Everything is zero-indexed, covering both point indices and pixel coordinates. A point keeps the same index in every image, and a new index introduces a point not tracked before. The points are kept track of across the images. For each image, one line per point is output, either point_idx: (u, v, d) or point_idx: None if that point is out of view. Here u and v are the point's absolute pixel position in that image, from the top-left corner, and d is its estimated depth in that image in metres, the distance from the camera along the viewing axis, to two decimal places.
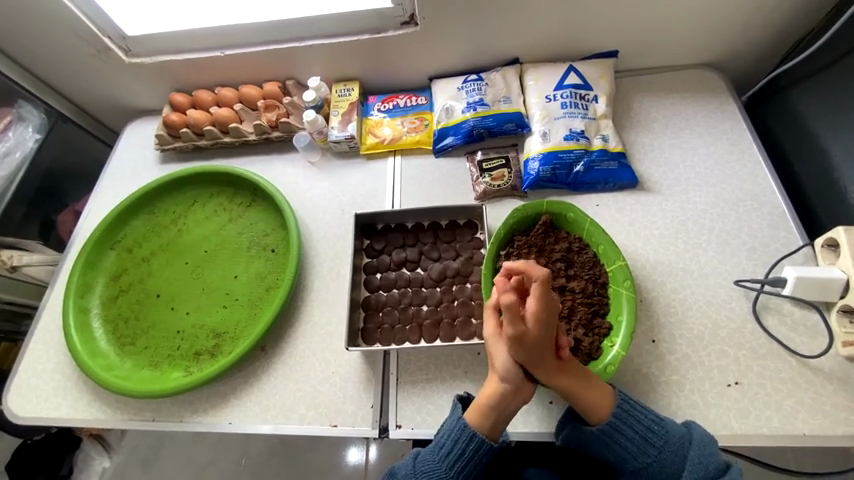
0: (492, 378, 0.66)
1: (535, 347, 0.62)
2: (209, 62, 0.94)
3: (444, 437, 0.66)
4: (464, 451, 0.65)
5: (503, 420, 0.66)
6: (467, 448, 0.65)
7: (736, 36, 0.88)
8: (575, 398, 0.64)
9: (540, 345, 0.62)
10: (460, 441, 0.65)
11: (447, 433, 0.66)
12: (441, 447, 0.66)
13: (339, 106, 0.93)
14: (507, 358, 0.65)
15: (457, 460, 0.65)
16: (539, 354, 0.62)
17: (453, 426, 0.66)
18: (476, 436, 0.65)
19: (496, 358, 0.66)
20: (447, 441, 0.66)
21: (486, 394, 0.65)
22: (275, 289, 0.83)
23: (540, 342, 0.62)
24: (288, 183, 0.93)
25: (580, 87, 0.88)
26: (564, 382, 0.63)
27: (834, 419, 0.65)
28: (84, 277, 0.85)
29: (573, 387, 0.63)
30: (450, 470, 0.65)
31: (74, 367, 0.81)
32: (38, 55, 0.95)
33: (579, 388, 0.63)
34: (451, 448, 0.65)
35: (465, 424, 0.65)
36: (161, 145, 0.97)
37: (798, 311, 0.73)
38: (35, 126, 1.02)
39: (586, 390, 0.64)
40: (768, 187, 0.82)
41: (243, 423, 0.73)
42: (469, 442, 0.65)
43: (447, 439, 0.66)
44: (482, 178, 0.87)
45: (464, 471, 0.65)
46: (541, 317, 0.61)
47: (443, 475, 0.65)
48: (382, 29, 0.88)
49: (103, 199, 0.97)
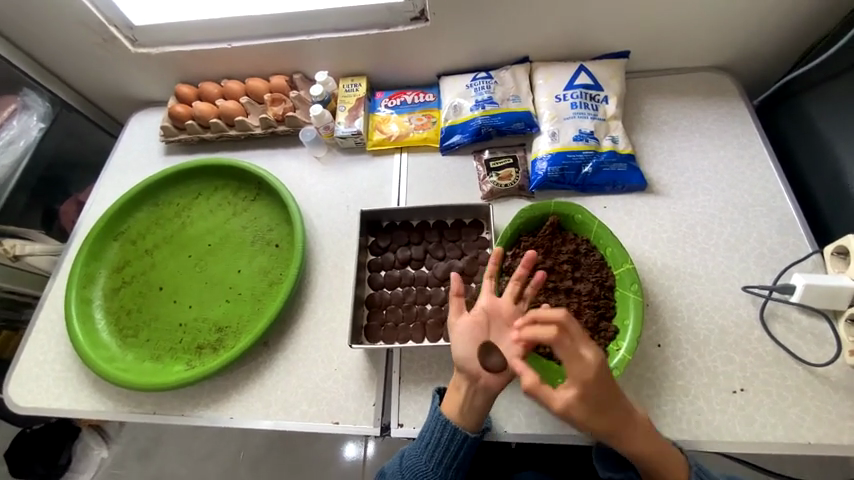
0: (459, 373, 0.64)
1: (595, 412, 0.57)
2: (216, 54, 0.93)
3: (424, 429, 0.66)
4: (439, 441, 0.65)
5: (473, 412, 0.64)
6: (444, 437, 0.65)
7: (750, 39, 0.87)
8: (641, 462, 0.59)
9: (597, 407, 0.56)
10: (436, 431, 0.65)
11: (427, 425, 0.66)
12: (421, 439, 0.67)
13: (346, 102, 0.92)
14: (464, 346, 0.63)
15: (437, 450, 0.65)
16: (597, 416, 0.57)
17: (432, 418, 0.66)
18: (450, 426, 0.64)
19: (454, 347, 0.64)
20: (427, 433, 0.66)
21: (453, 385, 0.65)
22: (279, 285, 0.82)
23: (591, 406, 0.56)
24: (293, 178, 0.92)
25: (591, 88, 0.87)
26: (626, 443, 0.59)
27: (839, 429, 0.65)
28: (88, 267, 0.85)
29: (634, 450, 0.59)
30: (431, 461, 0.66)
31: (75, 358, 0.81)
32: (44, 44, 0.94)
33: (642, 453, 0.59)
34: (431, 440, 0.66)
35: (440, 414, 0.66)
36: (166, 136, 0.96)
37: (806, 319, 0.72)
38: (39, 115, 1.01)
39: (647, 459, 0.59)
40: (778, 192, 0.81)
41: (244, 419, 0.73)
42: (444, 431, 0.65)
43: (427, 431, 0.66)
44: (489, 177, 0.86)
45: (444, 463, 0.66)
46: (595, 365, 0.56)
47: (424, 468, 0.66)
48: (392, 25, 0.87)
49: (108, 190, 0.96)
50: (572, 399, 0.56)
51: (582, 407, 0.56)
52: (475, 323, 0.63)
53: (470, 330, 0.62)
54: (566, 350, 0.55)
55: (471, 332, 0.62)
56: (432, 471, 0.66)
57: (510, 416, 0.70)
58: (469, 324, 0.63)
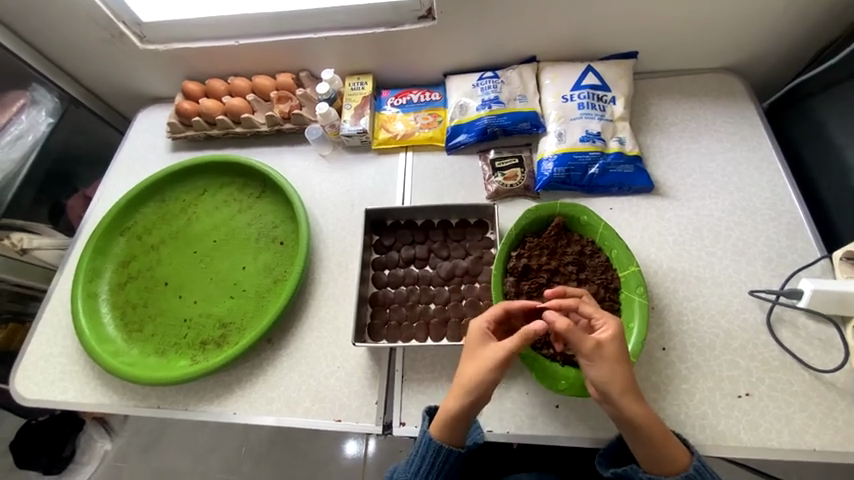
0: (463, 397, 0.61)
1: (618, 364, 0.59)
2: (223, 51, 0.93)
3: (415, 454, 0.65)
4: (433, 465, 0.64)
5: (462, 434, 0.63)
6: (435, 461, 0.64)
7: (761, 40, 0.86)
8: (652, 430, 0.58)
9: (620, 358, 0.59)
10: (428, 458, 0.64)
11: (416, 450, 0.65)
12: (412, 463, 0.65)
13: (352, 100, 0.92)
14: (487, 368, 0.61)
15: (429, 473, 0.64)
16: (620, 369, 0.58)
17: (423, 443, 0.64)
18: (443, 449, 0.63)
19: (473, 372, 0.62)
20: (417, 458, 0.65)
21: (447, 409, 0.62)
22: (283, 283, 0.82)
23: (615, 353, 0.59)
24: (299, 176, 0.93)
25: (598, 88, 0.86)
26: (640, 404, 0.58)
27: (845, 435, 0.64)
28: (94, 262, 0.85)
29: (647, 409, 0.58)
30: None
31: (81, 351, 0.82)
32: (53, 40, 0.94)
33: (653, 417, 0.58)
34: (422, 465, 0.64)
35: (430, 439, 0.64)
36: (173, 132, 0.97)
37: (813, 325, 0.72)
38: (48, 110, 1.02)
39: (656, 427, 0.58)
40: (787, 196, 0.80)
41: (248, 415, 0.73)
42: (436, 457, 0.63)
43: (417, 456, 0.65)
44: (494, 177, 0.85)
45: None
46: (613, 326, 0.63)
47: None
48: (399, 23, 0.87)
49: (115, 185, 0.97)
50: (601, 342, 0.59)
51: (608, 351, 0.59)
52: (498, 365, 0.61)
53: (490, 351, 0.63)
54: (591, 307, 0.63)
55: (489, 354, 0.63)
56: None
57: (512, 418, 0.70)
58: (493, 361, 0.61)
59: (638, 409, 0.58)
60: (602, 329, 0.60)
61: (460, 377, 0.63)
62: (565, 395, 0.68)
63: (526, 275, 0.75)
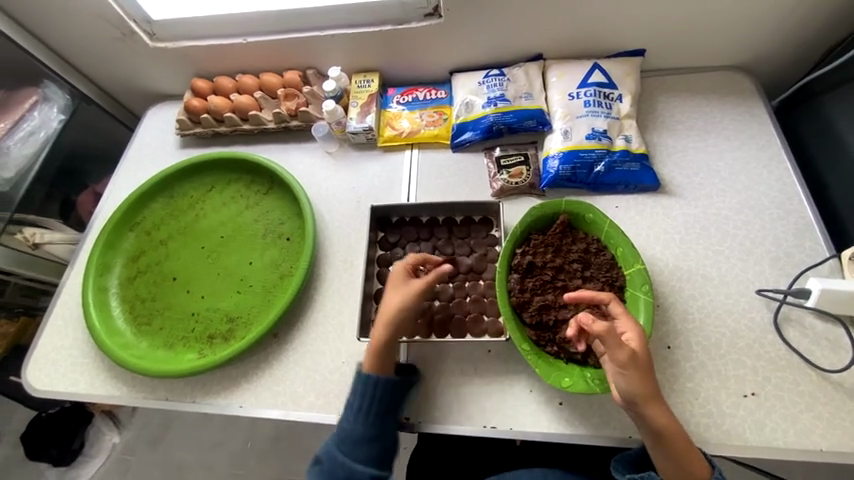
0: (388, 323, 0.68)
1: (647, 373, 0.58)
2: (231, 48, 0.94)
3: (354, 394, 0.68)
4: (372, 400, 0.67)
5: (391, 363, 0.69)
6: (373, 396, 0.67)
7: (770, 38, 0.85)
8: (675, 440, 0.58)
9: (649, 367, 0.59)
10: (367, 392, 0.67)
11: (355, 390, 0.68)
12: (353, 405, 0.68)
13: (358, 97, 0.92)
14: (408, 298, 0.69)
15: (371, 411, 0.67)
16: (649, 379, 0.58)
17: (359, 382, 0.68)
18: (381, 380, 0.68)
19: (395, 301, 0.69)
20: (357, 398, 0.68)
21: (378, 338, 0.69)
22: (289, 278, 0.83)
23: (646, 362, 0.59)
24: (305, 172, 0.93)
25: (605, 86, 0.86)
26: (667, 413, 0.58)
27: (853, 436, 0.63)
28: (104, 256, 0.87)
29: (673, 419, 0.58)
30: (366, 424, 0.67)
31: (91, 344, 0.83)
32: (65, 37, 0.96)
33: (677, 427, 0.58)
34: (362, 404, 0.68)
35: (368, 374, 0.68)
36: (182, 129, 0.98)
37: (821, 325, 0.71)
38: (59, 107, 1.04)
39: (678, 436, 0.58)
40: (796, 194, 0.80)
41: (254, 408, 0.74)
42: (375, 390, 0.67)
43: (356, 396, 0.68)
44: (499, 175, 0.86)
45: (380, 421, 0.68)
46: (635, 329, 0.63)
47: (361, 432, 0.67)
48: (406, 21, 0.87)
49: (125, 180, 0.98)
50: (635, 350, 0.58)
51: (640, 358, 0.58)
52: (418, 293, 0.70)
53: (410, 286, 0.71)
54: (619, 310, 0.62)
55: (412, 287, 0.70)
56: (370, 433, 0.67)
57: (516, 415, 0.70)
58: (415, 290, 0.70)
59: (665, 419, 0.58)
60: (629, 333, 0.60)
61: (385, 310, 0.70)
62: (568, 393, 0.68)
63: (531, 272, 0.75)
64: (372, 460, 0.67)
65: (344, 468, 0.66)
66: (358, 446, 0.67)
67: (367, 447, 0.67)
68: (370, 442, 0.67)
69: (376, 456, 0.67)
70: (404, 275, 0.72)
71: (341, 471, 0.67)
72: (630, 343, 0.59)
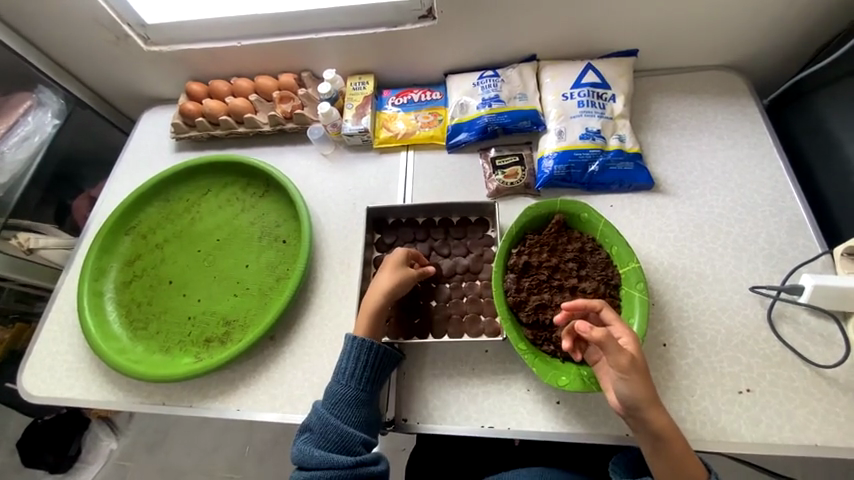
0: (386, 299, 0.72)
1: (645, 376, 0.59)
2: (226, 52, 0.94)
3: (346, 358, 0.69)
4: (365, 362, 0.69)
5: (379, 337, 0.72)
6: (367, 360, 0.69)
7: (761, 38, 0.86)
8: (675, 444, 0.58)
9: (646, 370, 0.59)
10: (362, 354, 0.69)
11: (348, 354, 0.70)
12: (345, 370, 0.69)
13: (353, 99, 0.93)
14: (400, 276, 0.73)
15: (364, 374, 0.69)
16: (648, 382, 0.59)
17: (351, 348, 0.69)
18: (375, 346, 0.69)
19: (388, 277, 0.73)
20: (349, 362, 0.69)
21: (370, 306, 0.72)
22: (286, 281, 0.83)
23: (643, 366, 0.59)
24: (301, 175, 0.93)
25: (598, 86, 0.86)
26: (666, 416, 0.58)
27: (847, 431, 0.64)
28: (99, 261, 0.86)
29: (671, 422, 0.59)
30: (358, 387, 0.68)
31: (87, 349, 0.83)
32: (59, 42, 0.96)
33: (675, 430, 0.58)
34: (355, 367, 0.69)
35: (359, 340, 0.70)
36: (177, 133, 0.98)
37: (814, 320, 0.72)
38: (54, 111, 1.03)
39: (677, 439, 0.58)
40: (788, 192, 0.80)
41: (252, 411, 0.74)
42: (369, 353, 0.69)
43: (348, 360, 0.69)
44: (495, 176, 0.86)
45: (371, 384, 0.69)
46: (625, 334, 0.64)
47: (354, 394, 0.68)
48: (400, 23, 0.87)
49: (120, 184, 0.98)
50: (634, 354, 0.59)
51: (639, 362, 0.59)
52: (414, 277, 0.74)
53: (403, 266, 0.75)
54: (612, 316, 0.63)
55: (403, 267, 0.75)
56: (361, 396, 0.68)
57: (513, 414, 0.70)
58: (412, 275, 0.74)
59: (665, 422, 0.58)
60: (624, 338, 0.61)
61: (383, 287, 0.73)
62: (566, 392, 0.68)
63: (526, 272, 0.75)
64: (363, 423, 0.68)
65: (338, 431, 0.66)
66: (350, 409, 0.67)
67: (359, 410, 0.68)
68: (362, 405, 0.68)
69: (366, 420, 0.68)
70: (402, 258, 0.75)
71: (334, 435, 0.66)
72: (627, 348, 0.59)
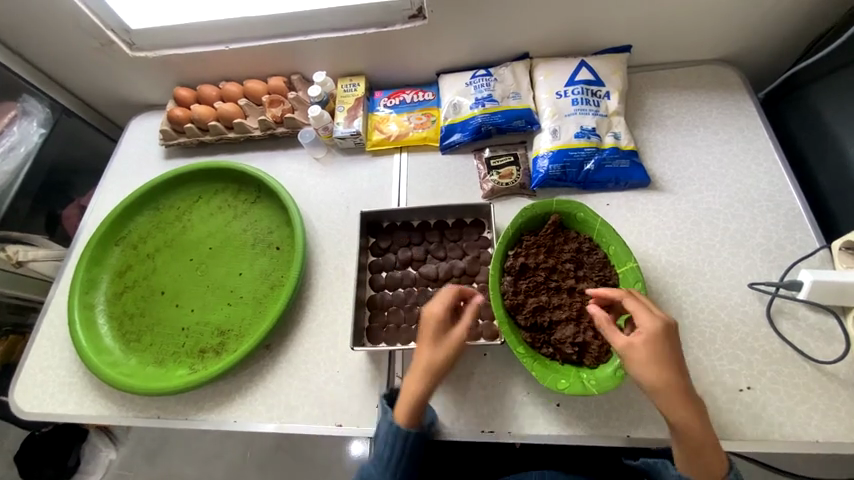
0: (429, 377, 0.63)
1: (660, 366, 0.56)
2: (213, 55, 0.93)
3: (382, 444, 0.65)
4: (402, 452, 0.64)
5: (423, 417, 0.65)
6: (405, 449, 0.64)
7: (755, 31, 0.85)
8: (697, 437, 0.55)
9: (661, 360, 0.56)
10: (398, 446, 0.64)
11: (384, 441, 0.65)
12: (381, 456, 0.65)
13: (344, 102, 0.91)
14: (440, 354, 0.64)
15: (400, 463, 0.65)
16: (662, 372, 0.56)
17: (388, 431, 0.65)
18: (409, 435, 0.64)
19: (430, 356, 0.64)
20: (385, 449, 0.65)
21: (412, 390, 0.63)
22: (280, 288, 0.82)
23: (660, 353, 0.57)
24: (293, 180, 0.92)
25: (592, 83, 0.85)
26: (689, 409, 0.55)
27: (848, 426, 0.64)
28: (90, 273, 0.85)
29: (699, 416, 0.55)
30: (394, 474, 0.65)
31: (79, 363, 0.81)
32: (41, 50, 0.94)
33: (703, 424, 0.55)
34: (391, 456, 0.64)
35: (393, 424, 0.64)
36: (165, 140, 0.96)
37: (813, 316, 0.71)
38: (39, 121, 1.01)
39: (703, 432, 0.55)
40: (785, 186, 0.80)
41: (248, 422, 0.73)
42: (405, 445, 0.64)
43: (385, 447, 0.65)
44: (489, 176, 0.85)
45: (406, 470, 0.65)
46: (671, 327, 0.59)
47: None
48: (389, 23, 0.86)
49: (108, 194, 0.96)
50: (635, 342, 0.58)
51: (649, 350, 0.57)
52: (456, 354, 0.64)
53: (442, 341, 0.65)
54: (637, 305, 0.61)
55: (442, 341, 0.65)
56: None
57: (513, 419, 0.69)
58: (453, 343, 0.65)
59: (682, 413, 0.55)
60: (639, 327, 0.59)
61: (422, 358, 0.64)
62: (565, 394, 0.68)
63: (523, 274, 0.74)
64: None
65: None
66: None
67: None
68: None
69: None
70: (443, 316, 0.66)
71: None
72: (634, 337, 0.58)
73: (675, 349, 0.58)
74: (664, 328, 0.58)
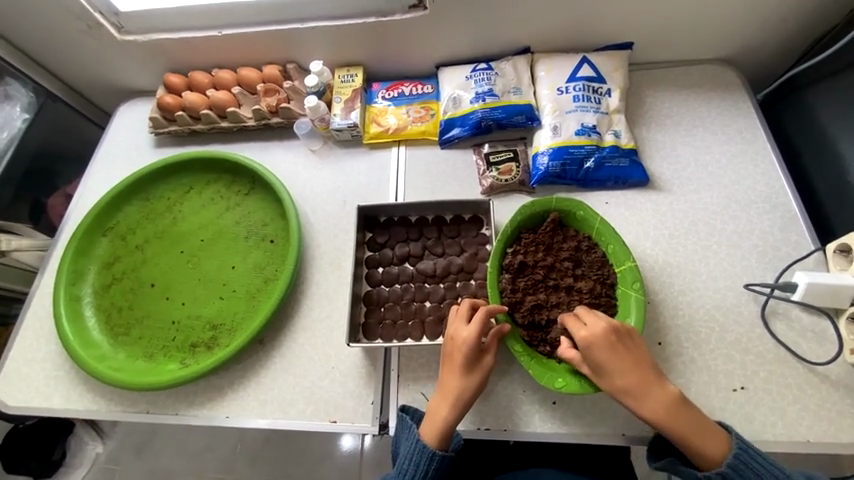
0: (459, 407, 0.63)
1: (606, 374, 0.60)
2: (206, 41, 0.90)
3: (407, 461, 0.63)
4: (426, 471, 0.63)
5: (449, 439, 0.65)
6: (430, 468, 0.63)
7: (755, 32, 0.85)
8: (673, 433, 0.57)
9: (599, 370, 0.60)
10: (422, 464, 0.62)
11: (408, 456, 0.64)
12: (403, 472, 0.64)
13: (342, 93, 0.89)
14: (470, 383, 0.64)
15: None
16: (604, 380, 0.60)
17: (413, 448, 0.63)
18: (436, 455, 0.63)
19: (459, 385, 0.64)
20: (409, 465, 0.63)
21: (442, 417, 0.63)
22: (274, 282, 0.80)
23: (598, 362, 0.60)
24: (288, 172, 0.90)
25: (594, 80, 0.85)
26: (648, 408, 0.58)
27: (838, 427, 0.65)
28: (76, 264, 0.83)
29: (665, 412, 0.58)
30: None
31: (65, 356, 0.79)
32: (27, 32, 0.90)
33: (673, 419, 0.57)
34: (415, 473, 0.63)
35: (418, 441, 0.63)
36: (155, 128, 0.93)
37: (807, 317, 0.72)
38: (23, 105, 0.99)
39: (680, 428, 0.57)
40: (782, 188, 0.80)
41: (241, 418, 0.72)
42: (430, 463, 0.62)
43: (408, 462, 0.63)
44: (489, 172, 0.84)
45: None
46: (601, 335, 0.60)
47: None
48: (389, 12, 0.84)
49: (96, 182, 0.94)
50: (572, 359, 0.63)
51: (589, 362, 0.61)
52: (484, 382, 0.65)
53: (472, 371, 0.64)
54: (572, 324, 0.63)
55: (473, 370, 0.64)
56: None
57: (510, 417, 0.69)
58: (482, 372, 0.64)
59: (643, 412, 0.58)
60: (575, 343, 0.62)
61: (451, 387, 0.64)
62: (562, 393, 0.68)
63: (522, 272, 0.74)
64: None
65: None
66: None
67: None
68: None
69: None
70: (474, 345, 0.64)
71: None
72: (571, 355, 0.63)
73: (612, 353, 0.60)
74: (592, 336, 0.60)
